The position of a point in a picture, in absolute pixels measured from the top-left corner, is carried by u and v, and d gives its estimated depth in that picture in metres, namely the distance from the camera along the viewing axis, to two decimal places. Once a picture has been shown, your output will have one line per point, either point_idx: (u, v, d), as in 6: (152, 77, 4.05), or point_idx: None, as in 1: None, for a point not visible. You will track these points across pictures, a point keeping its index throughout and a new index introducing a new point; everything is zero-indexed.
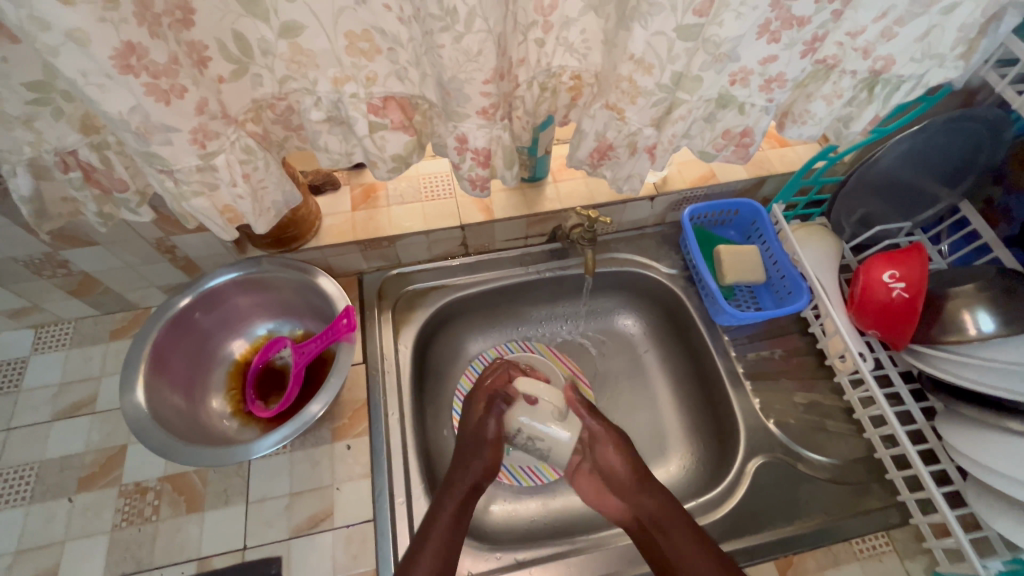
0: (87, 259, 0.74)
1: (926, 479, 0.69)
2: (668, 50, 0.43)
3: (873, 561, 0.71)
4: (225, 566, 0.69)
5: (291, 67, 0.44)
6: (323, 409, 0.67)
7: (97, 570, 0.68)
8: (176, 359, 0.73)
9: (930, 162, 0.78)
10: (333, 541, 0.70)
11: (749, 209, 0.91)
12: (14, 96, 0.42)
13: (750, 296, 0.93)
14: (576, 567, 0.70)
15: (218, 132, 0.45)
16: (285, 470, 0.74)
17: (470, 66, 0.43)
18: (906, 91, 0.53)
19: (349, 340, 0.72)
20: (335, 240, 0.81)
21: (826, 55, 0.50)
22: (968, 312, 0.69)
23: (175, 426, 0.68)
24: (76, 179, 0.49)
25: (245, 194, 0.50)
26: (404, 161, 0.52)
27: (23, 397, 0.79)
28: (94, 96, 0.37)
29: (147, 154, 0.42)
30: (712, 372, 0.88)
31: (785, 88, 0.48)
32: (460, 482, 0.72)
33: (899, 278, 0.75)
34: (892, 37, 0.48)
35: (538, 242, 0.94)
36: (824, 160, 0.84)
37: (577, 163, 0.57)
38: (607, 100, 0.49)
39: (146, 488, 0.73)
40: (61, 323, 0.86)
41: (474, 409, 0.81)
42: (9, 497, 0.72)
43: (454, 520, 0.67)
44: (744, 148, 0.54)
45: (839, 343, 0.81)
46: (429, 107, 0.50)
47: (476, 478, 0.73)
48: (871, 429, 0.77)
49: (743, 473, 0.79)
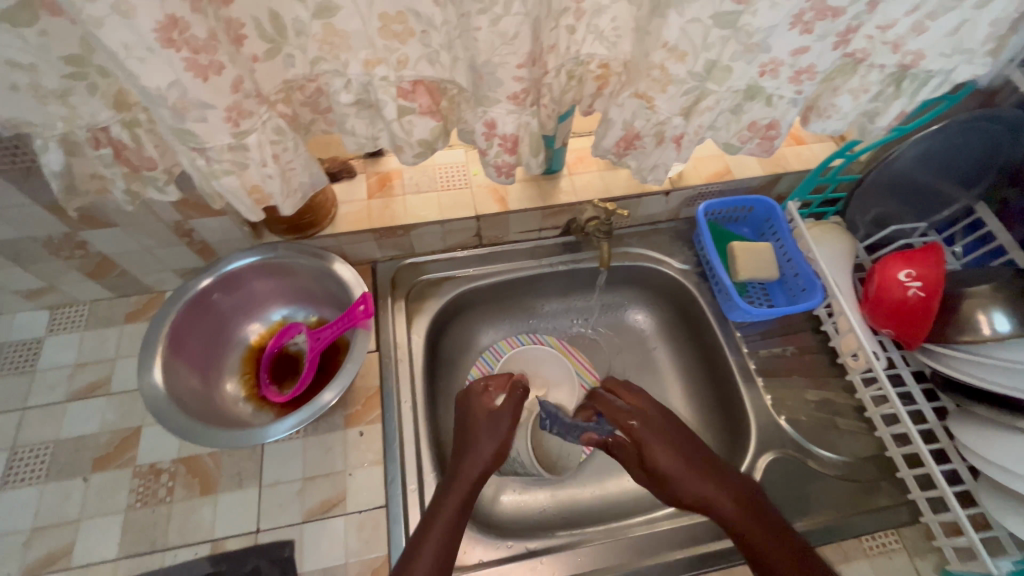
0: (107, 240, 0.74)
1: (938, 478, 0.69)
2: (703, 38, 0.43)
3: (882, 559, 0.71)
4: (238, 548, 0.69)
5: (323, 48, 0.44)
6: (336, 396, 0.67)
7: (111, 548, 0.69)
8: (192, 340, 0.74)
9: (944, 164, 0.79)
10: (345, 526, 0.71)
11: (764, 205, 0.91)
12: (50, 69, 0.42)
13: (763, 293, 0.92)
14: (587, 558, 0.70)
15: (251, 111, 0.45)
16: (298, 455, 0.75)
17: (504, 49, 0.43)
18: (933, 87, 0.53)
19: (365, 327, 0.72)
20: (351, 228, 0.81)
21: (856, 48, 0.50)
22: (983, 313, 0.69)
23: (191, 408, 0.68)
24: (107, 156, 0.50)
25: (273, 174, 0.50)
26: (429, 146, 0.53)
27: (38, 377, 0.80)
28: (134, 70, 0.37)
29: (181, 130, 0.42)
30: (724, 367, 0.88)
31: (815, 80, 0.48)
32: (466, 470, 0.69)
33: (916, 277, 0.75)
34: (923, 32, 0.48)
35: (552, 235, 0.94)
36: (842, 159, 0.84)
37: (602, 152, 0.57)
38: (636, 88, 0.49)
39: (160, 470, 0.73)
40: (77, 305, 0.86)
41: (480, 413, 0.76)
42: (24, 475, 0.73)
43: (455, 518, 0.64)
44: (769, 141, 0.54)
45: (852, 341, 0.81)
46: (458, 92, 0.50)
47: (482, 471, 0.70)
48: (883, 428, 0.77)
49: (753, 468, 0.79)
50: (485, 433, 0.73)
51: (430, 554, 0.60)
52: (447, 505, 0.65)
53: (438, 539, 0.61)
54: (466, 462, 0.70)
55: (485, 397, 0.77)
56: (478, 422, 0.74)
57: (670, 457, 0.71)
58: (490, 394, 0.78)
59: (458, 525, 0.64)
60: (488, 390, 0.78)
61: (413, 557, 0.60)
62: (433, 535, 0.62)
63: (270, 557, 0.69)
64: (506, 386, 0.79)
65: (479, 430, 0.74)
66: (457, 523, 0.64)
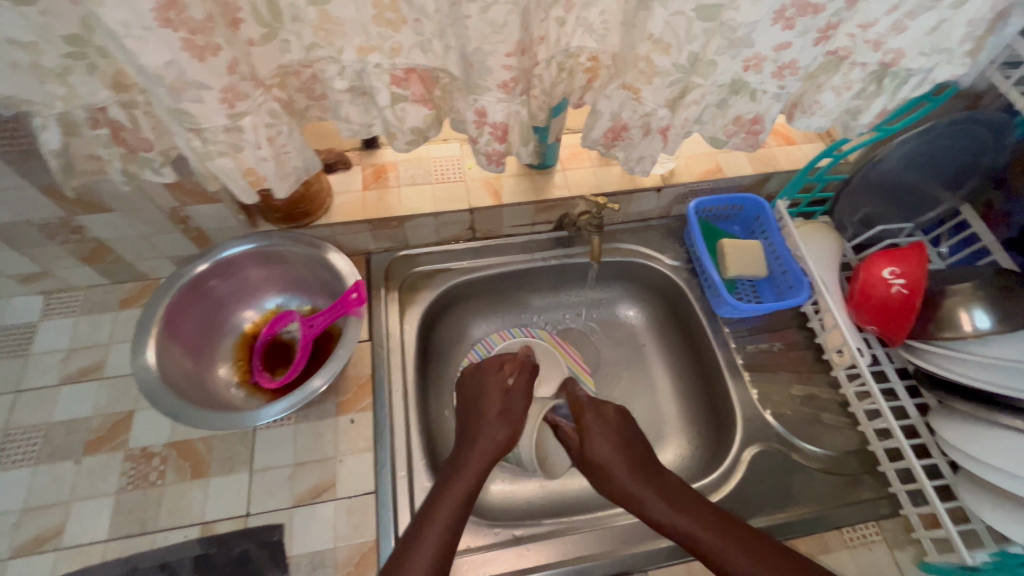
0: (102, 225, 0.75)
1: (919, 471, 0.70)
2: (687, 30, 0.44)
3: (863, 550, 0.73)
4: (228, 531, 0.70)
5: (318, 34, 0.45)
6: (326, 382, 0.68)
7: (102, 529, 0.69)
8: (186, 325, 0.75)
9: (933, 163, 0.80)
10: (334, 511, 0.71)
11: (753, 203, 0.92)
12: (52, 48, 0.43)
13: (751, 289, 0.94)
14: (573, 545, 0.71)
15: (247, 93, 0.46)
16: (290, 441, 0.76)
17: (494, 38, 0.44)
18: (914, 85, 0.54)
19: (358, 314, 0.73)
20: (345, 219, 0.82)
21: (838, 46, 0.51)
22: (965, 311, 0.70)
23: (184, 391, 0.69)
24: (104, 136, 0.50)
25: (268, 157, 0.51)
26: (422, 134, 0.54)
27: (32, 360, 0.81)
28: (133, 48, 0.38)
29: (178, 111, 0.43)
30: (712, 362, 0.90)
31: (797, 75, 0.50)
32: (472, 462, 0.69)
33: (900, 275, 0.76)
34: (903, 30, 0.49)
35: (545, 229, 0.95)
36: (830, 158, 0.85)
37: (591, 143, 0.58)
38: (624, 80, 0.51)
39: (152, 453, 0.74)
40: (72, 290, 0.87)
41: (495, 391, 0.77)
42: (16, 457, 0.73)
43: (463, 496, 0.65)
44: (754, 135, 0.56)
45: (838, 337, 0.82)
46: (450, 81, 0.51)
47: (489, 461, 0.70)
48: (866, 422, 0.78)
49: (739, 460, 0.80)
50: (498, 413, 0.75)
51: (434, 533, 0.61)
52: (447, 495, 0.64)
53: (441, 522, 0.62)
54: (473, 453, 0.70)
55: (498, 376, 0.79)
56: (492, 403, 0.75)
57: (612, 458, 0.72)
58: (503, 374, 0.79)
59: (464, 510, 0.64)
60: (501, 369, 0.79)
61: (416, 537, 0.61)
62: (432, 526, 0.61)
63: (260, 541, 0.69)
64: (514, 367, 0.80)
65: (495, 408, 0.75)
66: (465, 506, 0.64)
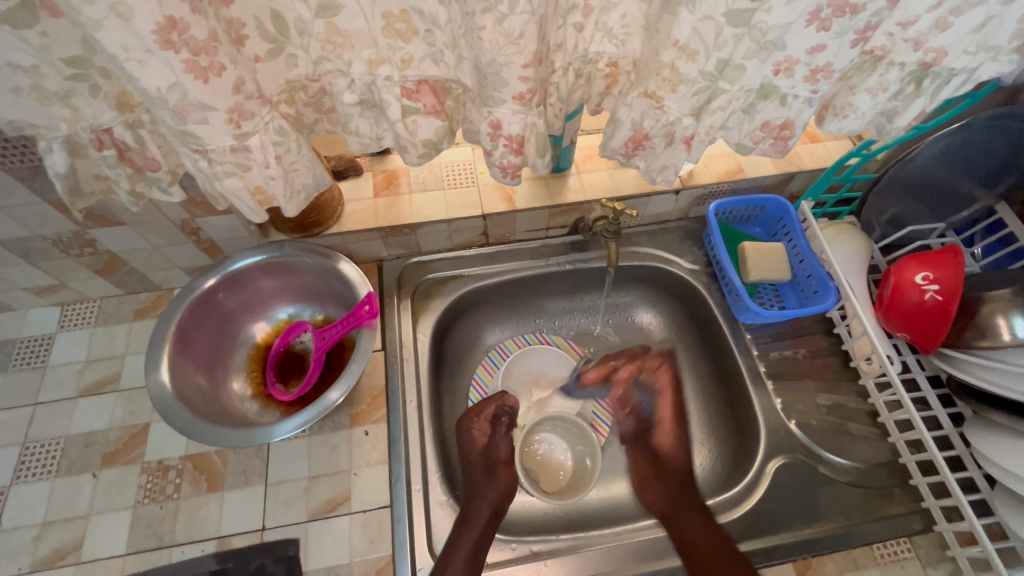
0: (115, 239, 0.74)
1: (953, 486, 0.67)
2: (715, 37, 0.42)
3: (894, 567, 0.70)
4: (244, 546, 0.70)
5: (326, 47, 0.44)
6: (343, 395, 0.67)
7: (120, 544, 0.69)
8: (199, 340, 0.74)
9: (968, 161, 0.75)
10: (349, 525, 0.71)
11: (776, 205, 0.89)
12: (53, 71, 0.42)
13: (774, 294, 0.91)
14: (589, 562, 0.70)
15: (253, 112, 0.45)
16: (304, 454, 0.75)
17: (510, 49, 0.42)
18: (956, 85, 0.51)
19: (370, 327, 0.71)
20: (357, 227, 0.80)
21: (875, 45, 0.48)
22: (1003, 318, 0.67)
23: (198, 406, 0.68)
24: (110, 157, 0.50)
25: (276, 176, 0.49)
26: (434, 147, 0.52)
27: (49, 373, 0.81)
28: (133, 72, 0.37)
29: (183, 132, 0.42)
30: (733, 370, 0.87)
31: (832, 79, 0.47)
32: (489, 491, 0.76)
33: (933, 280, 0.72)
34: (946, 28, 0.46)
35: (559, 234, 0.93)
36: (858, 157, 0.81)
37: (611, 152, 0.56)
38: (645, 88, 0.49)
39: (168, 466, 0.74)
40: (87, 301, 0.87)
41: (468, 452, 0.81)
42: (36, 469, 0.74)
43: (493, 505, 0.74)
44: (783, 141, 0.53)
45: (866, 345, 0.78)
46: (463, 91, 0.49)
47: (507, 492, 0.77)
48: (896, 434, 0.75)
49: (762, 474, 0.78)
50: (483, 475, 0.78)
51: (467, 545, 0.68)
52: (484, 509, 0.73)
53: (467, 550, 0.67)
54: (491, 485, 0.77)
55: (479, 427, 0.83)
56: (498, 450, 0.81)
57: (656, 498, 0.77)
58: (478, 427, 0.83)
59: (496, 510, 0.74)
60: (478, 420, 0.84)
61: (455, 545, 0.68)
62: (477, 523, 0.71)
63: (276, 556, 0.69)
64: (485, 409, 0.85)
65: (478, 471, 0.79)
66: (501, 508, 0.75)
